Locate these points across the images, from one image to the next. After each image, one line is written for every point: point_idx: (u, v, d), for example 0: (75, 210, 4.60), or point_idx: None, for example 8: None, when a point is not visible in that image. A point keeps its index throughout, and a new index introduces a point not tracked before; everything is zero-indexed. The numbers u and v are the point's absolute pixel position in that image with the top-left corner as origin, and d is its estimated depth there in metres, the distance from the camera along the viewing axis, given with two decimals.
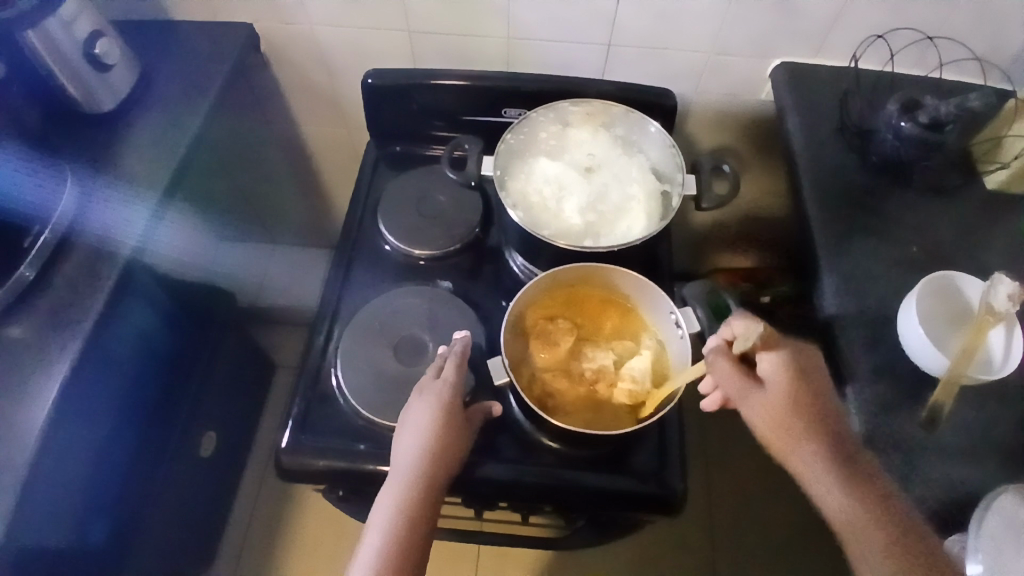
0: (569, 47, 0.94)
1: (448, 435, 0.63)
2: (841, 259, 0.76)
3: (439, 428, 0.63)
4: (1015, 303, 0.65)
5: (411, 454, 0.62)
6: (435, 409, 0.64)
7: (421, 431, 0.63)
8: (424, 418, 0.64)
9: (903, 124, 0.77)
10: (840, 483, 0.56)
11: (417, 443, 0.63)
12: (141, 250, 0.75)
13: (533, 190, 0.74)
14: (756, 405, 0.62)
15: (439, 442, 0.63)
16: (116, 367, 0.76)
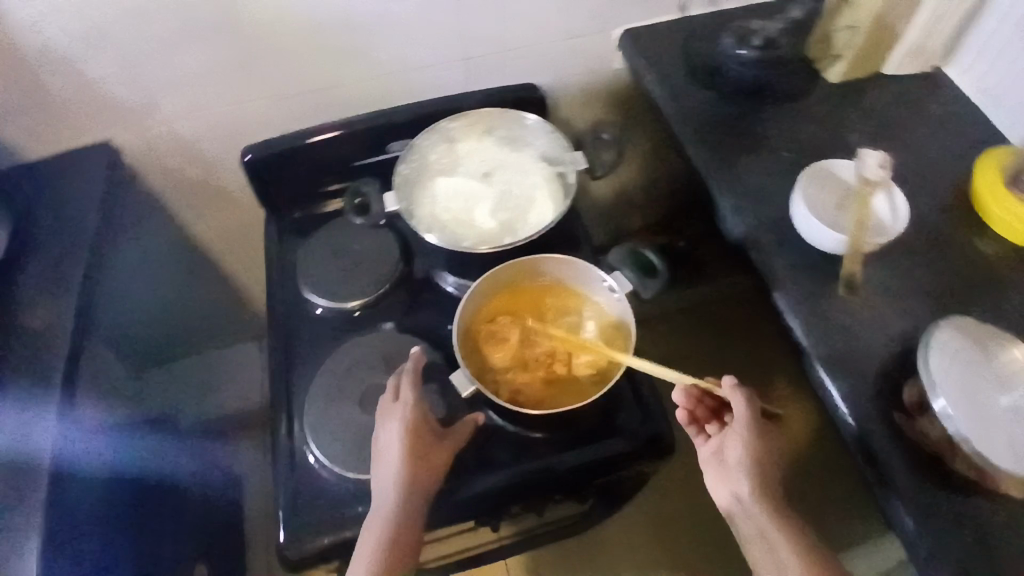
0: (428, 71, 0.98)
1: (422, 454, 0.65)
2: (730, 181, 0.83)
3: (413, 450, 0.64)
4: (884, 168, 0.73)
5: (390, 483, 0.64)
6: (404, 433, 0.65)
7: (394, 457, 0.64)
8: (395, 445, 0.65)
9: (741, 51, 0.86)
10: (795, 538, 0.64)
11: (393, 468, 0.64)
12: (68, 398, 0.73)
13: (442, 210, 0.76)
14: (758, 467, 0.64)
15: (416, 462, 0.64)
16: (83, 523, 0.73)
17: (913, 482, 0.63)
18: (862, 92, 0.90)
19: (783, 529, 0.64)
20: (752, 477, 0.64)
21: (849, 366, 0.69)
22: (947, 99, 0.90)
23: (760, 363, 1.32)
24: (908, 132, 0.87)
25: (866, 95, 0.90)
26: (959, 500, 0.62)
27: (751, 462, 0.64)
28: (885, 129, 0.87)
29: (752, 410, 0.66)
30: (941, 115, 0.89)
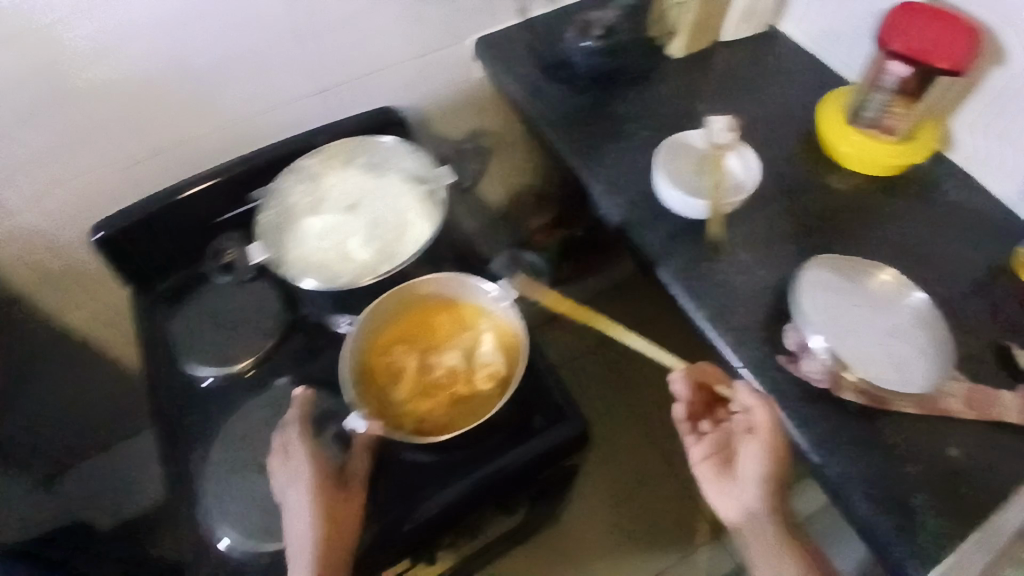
0: (283, 111, 0.95)
1: (329, 503, 0.62)
2: (598, 167, 0.86)
3: (318, 501, 0.61)
4: (731, 130, 0.77)
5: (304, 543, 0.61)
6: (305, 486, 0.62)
7: (302, 514, 0.62)
8: (300, 503, 0.62)
9: (586, 43, 0.87)
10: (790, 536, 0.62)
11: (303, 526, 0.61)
12: None
13: (312, 250, 0.73)
14: (774, 447, 0.62)
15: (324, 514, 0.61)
16: None
17: (809, 416, 0.66)
18: (705, 60, 0.95)
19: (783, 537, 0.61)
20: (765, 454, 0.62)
21: (733, 322, 0.72)
22: (780, 52, 0.96)
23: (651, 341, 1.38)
24: (752, 90, 0.92)
25: (708, 62, 0.94)
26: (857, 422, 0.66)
27: (769, 437, 0.62)
28: (731, 93, 0.91)
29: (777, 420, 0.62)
30: (779, 69, 0.94)
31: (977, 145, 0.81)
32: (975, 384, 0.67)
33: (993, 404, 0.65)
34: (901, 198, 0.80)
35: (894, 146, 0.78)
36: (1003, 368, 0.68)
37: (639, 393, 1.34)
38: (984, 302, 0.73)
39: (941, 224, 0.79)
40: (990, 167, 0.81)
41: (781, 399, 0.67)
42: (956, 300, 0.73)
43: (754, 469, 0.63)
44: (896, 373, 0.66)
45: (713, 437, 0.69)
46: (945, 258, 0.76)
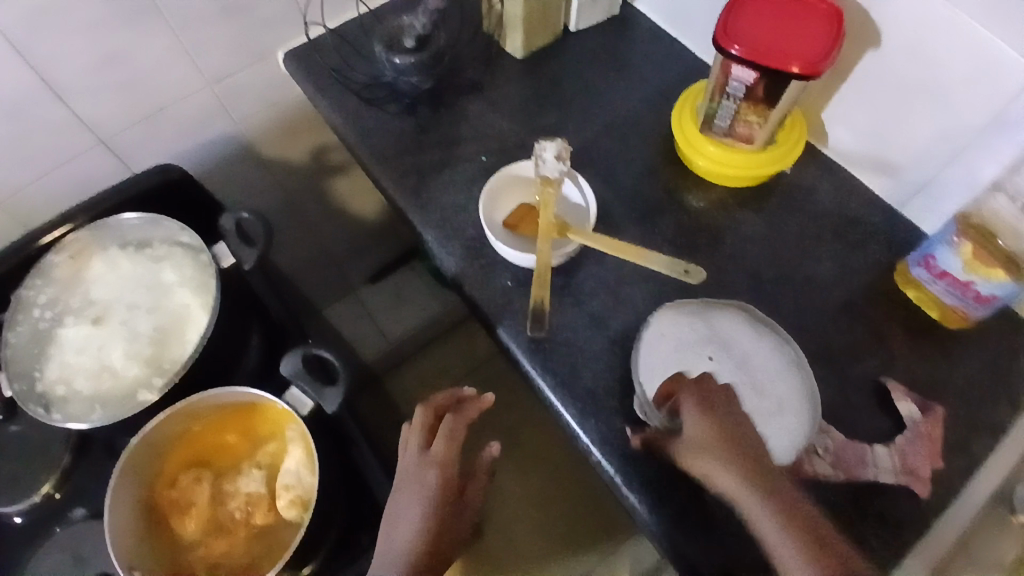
0: (61, 173, 0.80)
1: (447, 493, 0.56)
2: (428, 208, 0.73)
3: (443, 484, 0.56)
4: (563, 161, 0.65)
5: (410, 522, 0.54)
6: (441, 464, 0.56)
7: (423, 493, 0.55)
8: (414, 507, 0.55)
9: (396, 60, 0.73)
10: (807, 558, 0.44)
11: (419, 507, 0.55)
12: None
13: (63, 376, 0.60)
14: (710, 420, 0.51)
15: (441, 500, 0.55)
16: None
17: (667, 495, 0.58)
18: (549, 58, 0.81)
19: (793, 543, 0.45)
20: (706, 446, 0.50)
21: (582, 390, 0.62)
22: (635, 38, 0.83)
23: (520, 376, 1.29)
24: (605, 90, 0.79)
25: (554, 59, 0.81)
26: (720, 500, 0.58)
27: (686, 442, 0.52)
28: (580, 95, 0.79)
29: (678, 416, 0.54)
30: (636, 59, 0.81)
31: (852, 139, 0.69)
32: (848, 437, 0.59)
33: (865, 463, 0.58)
34: (771, 212, 0.70)
35: (755, 154, 0.68)
36: (882, 416, 0.60)
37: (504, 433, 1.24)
38: (864, 330, 0.64)
39: (817, 238, 0.69)
40: (871, 163, 0.69)
41: (633, 483, 0.58)
42: (835, 333, 0.64)
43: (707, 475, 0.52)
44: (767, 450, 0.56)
45: None
46: (822, 281, 0.67)
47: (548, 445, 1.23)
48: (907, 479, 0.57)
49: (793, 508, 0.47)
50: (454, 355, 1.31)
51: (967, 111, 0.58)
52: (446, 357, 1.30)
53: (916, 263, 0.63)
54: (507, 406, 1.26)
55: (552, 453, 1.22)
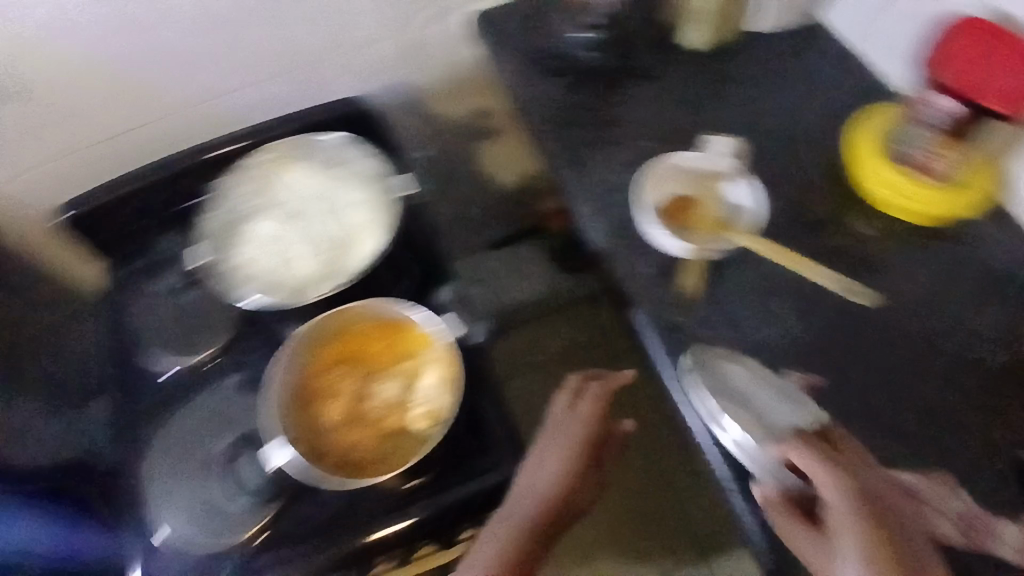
0: (259, 88, 0.89)
1: (587, 450, 0.67)
2: (585, 179, 0.75)
3: (585, 439, 0.68)
4: (736, 154, 0.71)
5: (552, 473, 0.65)
6: (586, 421, 0.69)
7: (566, 445, 0.67)
8: (555, 461, 0.65)
9: (585, 33, 0.77)
10: None
11: (561, 460, 0.66)
12: None
13: (255, 258, 0.69)
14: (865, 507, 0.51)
15: (583, 453, 0.67)
16: None
17: None
18: (735, 53, 0.80)
19: None
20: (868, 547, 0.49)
21: None
22: (827, 51, 0.80)
23: None
24: (783, 99, 0.78)
25: (737, 57, 0.79)
26: None
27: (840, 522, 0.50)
28: (760, 97, 0.77)
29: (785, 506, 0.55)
30: (822, 74, 0.79)
31: None
32: (978, 505, 0.57)
33: (993, 534, 0.55)
34: (939, 257, 0.68)
35: (940, 190, 0.67)
36: (1014, 488, 0.58)
37: None
38: (1017, 404, 0.62)
39: (985, 297, 0.66)
40: None
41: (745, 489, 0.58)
42: (979, 394, 0.62)
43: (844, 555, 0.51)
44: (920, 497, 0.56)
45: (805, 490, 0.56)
46: (976, 339, 0.65)
47: None
48: None
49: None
50: None
51: None
52: None
53: None
54: None
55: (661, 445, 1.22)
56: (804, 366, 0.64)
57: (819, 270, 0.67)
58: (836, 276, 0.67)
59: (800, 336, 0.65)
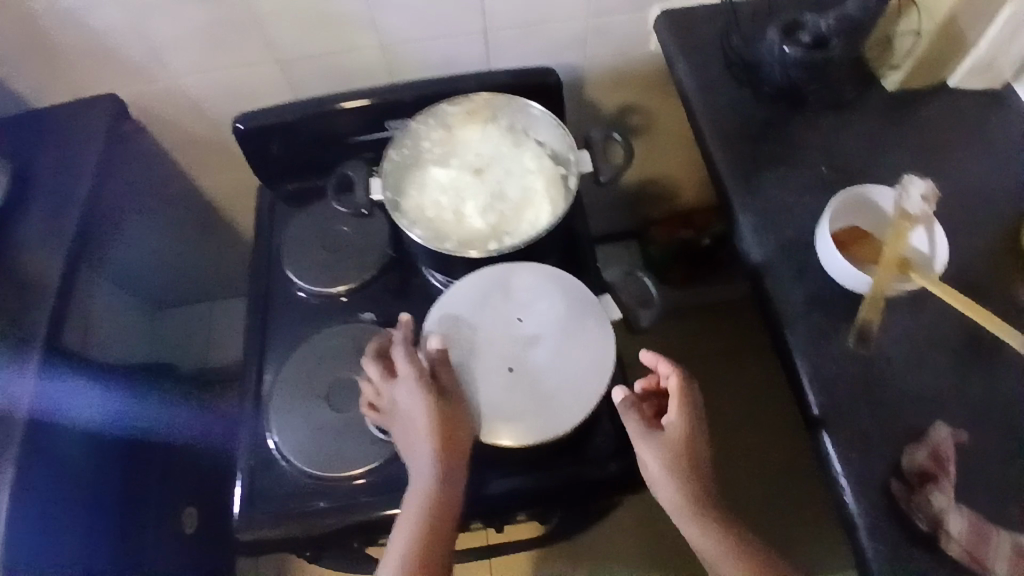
0: (440, 43, 0.90)
1: (451, 426, 0.63)
2: (755, 195, 0.75)
3: (442, 416, 0.63)
4: (928, 201, 0.66)
5: (424, 460, 0.62)
6: (427, 397, 0.63)
7: (422, 426, 0.62)
8: (422, 441, 0.62)
9: (786, 49, 0.74)
10: (735, 555, 0.60)
11: (428, 455, 0.62)
12: (49, 379, 0.71)
13: (429, 205, 0.71)
14: (675, 439, 0.62)
15: (447, 437, 0.62)
16: (69, 478, 0.75)
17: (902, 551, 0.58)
18: (919, 105, 0.80)
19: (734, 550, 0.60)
20: (670, 474, 0.61)
21: (853, 423, 0.63)
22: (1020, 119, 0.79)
23: (751, 384, 1.30)
24: (965, 156, 0.76)
25: (919, 112, 0.80)
26: None
27: (650, 448, 0.62)
28: (940, 152, 0.77)
29: (642, 426, 0.63)
30: (1010, 140, 0.77)
31: None
32: None
33: None
34: None
35: None
36: None
37: (721, 431, 1.26)
38: None
39: None
40: None
41: (871, 529, 0.59)
42: None
43: (657, 484, 0.62)
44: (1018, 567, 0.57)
45: (641, 419, 0.64)
46: None
47: (766, 460, 1.24)
48: None
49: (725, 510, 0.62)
50: (672, 337, 1.34)
51: None
52: (667, 335, 1.34)
53: None
54: (729, 407, 1.28)
55: (768, 470, 1.23)
56: (956, 420, 0.62)
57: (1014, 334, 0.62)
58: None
59: (958, 395, 0.64)
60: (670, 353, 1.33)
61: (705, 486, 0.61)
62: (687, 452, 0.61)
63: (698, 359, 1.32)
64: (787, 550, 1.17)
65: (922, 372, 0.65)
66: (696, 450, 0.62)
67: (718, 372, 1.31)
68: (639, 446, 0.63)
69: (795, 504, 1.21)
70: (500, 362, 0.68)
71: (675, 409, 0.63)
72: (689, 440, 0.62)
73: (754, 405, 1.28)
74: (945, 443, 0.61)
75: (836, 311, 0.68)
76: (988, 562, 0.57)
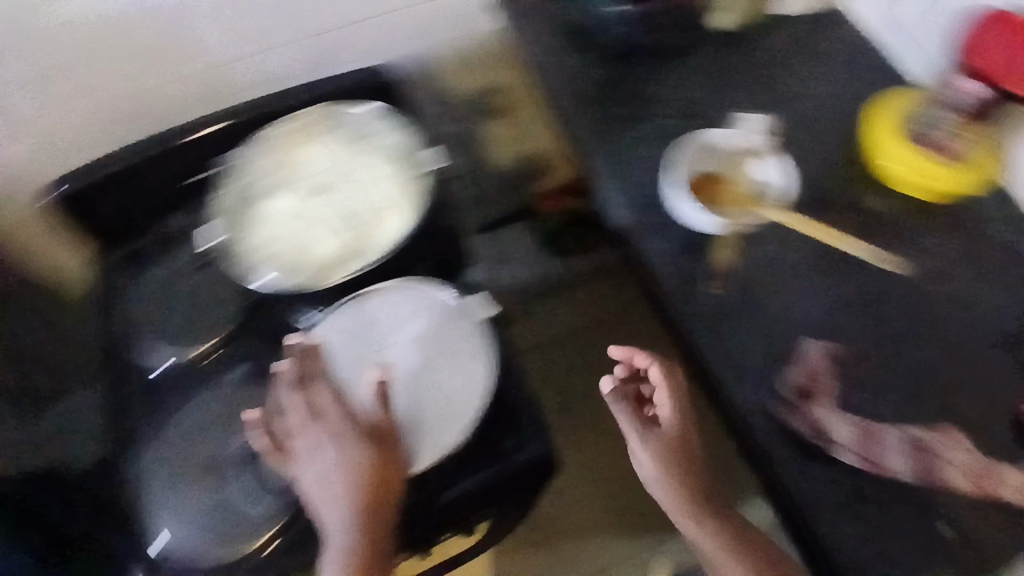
0: (274, 56, 0.88)
1: (363, 466, 0.60)
2: (612, 158, 0.75)
3: (355, 457, 0.60)
4: (763, 130, 0.73)
5: (336, 506, 0.59)
6: (339, 438, 0.60)
7: (335, 470, 0.60)
8: (335, 485, 0.60)
9: (625, 7, 0.77)
10: (713, 533, 0.63)
11: (341, 501, 0.59)
12: None
13: (276, 239, 0.69)
14: (670, 436, 0.65)
15: (362, 478, 0.59)
16: None
17: (800, 467, 0.61)
18: (757, 35, 0.81)
19: (718, 533, 0.63)
20: (664, 468, 0.64)
21: (739, 359, 0.65)
22: (849, 30, 0.81)
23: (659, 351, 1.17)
24: (806, 78, 0.78)
25: (751, 39, 0.81)
26: (859, 482, 0.61)
27: (654, 450, 0.65)
28: (781, 77, 0.78)
29: (635, 420, 0.66)
30: (840, 53, 0.80)
31: None
32: (985, 457, 0.62)
33: (996, 479, 0.61)
34: (950, 229, 0.70)
35: (954, 171, 0.68)
36: (1019, 440, 0.63)
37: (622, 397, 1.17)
38: None
39: (999, 266, 0.69)
40: None
41: (770, 452, 0.62)
42: (988, 359, 0.65)
43: (650, 478, 0.66)
44: (897, 455, 0.61)
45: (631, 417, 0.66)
46: (987, 308, 0.67)
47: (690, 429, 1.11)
48: None
49: (710, 498, 0.65)
50: (564, 307, 1.22)
51: None
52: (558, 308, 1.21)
53: None
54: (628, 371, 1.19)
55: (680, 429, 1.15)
56: (826, 333, 0.66)
57: (854, 244, 0.69)
58: (869, 246, 0.69)
59: (830, 309, 0.67)
60: (562, 326, 1.22)
61: (697, 480, 0.65)
62: (681, 445, 0.65)
63: (587, 325, 1.22)
64: (705, 492, 1.11)
65: (796, 295, 0.67)
66: (689, 443, 0.65)
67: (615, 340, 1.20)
68: (632, 440, 0.67)
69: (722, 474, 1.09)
70: (410, 396, 0.66)
71: (666, 400, 0.65)
72: (684, 431, 0.65)
73: None
74: (818, 358, 0.65)
75: (706, 256, 0.69)
76: (881, 459, 0.61)
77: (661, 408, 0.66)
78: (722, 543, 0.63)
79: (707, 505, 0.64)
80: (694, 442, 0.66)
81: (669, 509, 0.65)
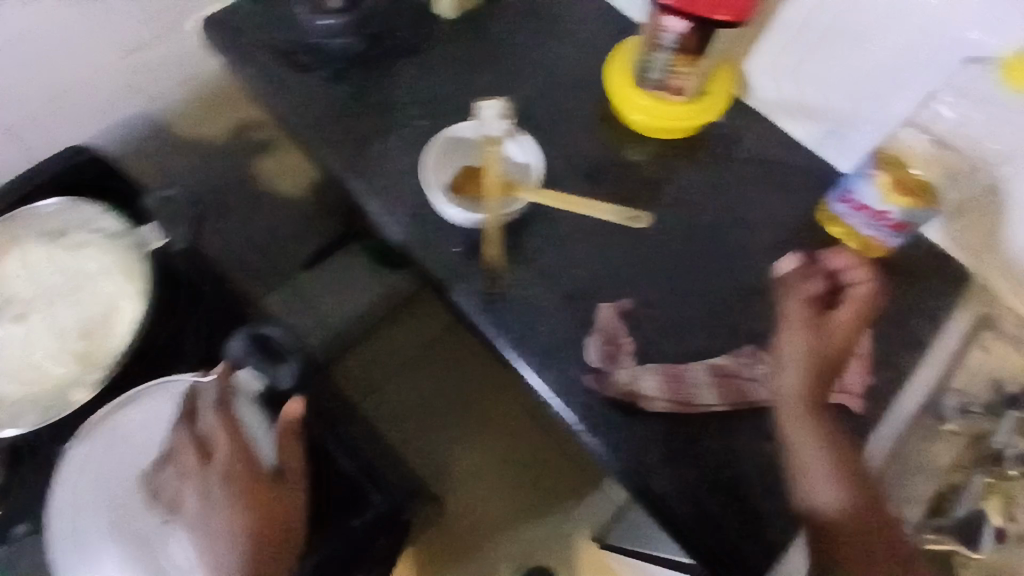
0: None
1: (264, 508, 0.57)
2: (367, 176, 0.70)
3: (256, 497, 0.57)
4: (503, 118, 0.70)
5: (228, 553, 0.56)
6: (237, 478, 0.57)
7: (230, 515, 0.56)
8: (230, 528, 0.56)
9: (327, 21, 0.72)
10: (835, 484, 0.51)
11: (234, 543, 0.56)
12: None
13: (2, 375, 0.65)
14: (834, 346, 0.57)
15: (262, 520, 0.56)
16: None
17: (624, 430, 0.61)
18: (481, 15, 0.79)
19: (839, 481, 0.51)
20: (811, 365, 0.55)
21: (539, 345, 0.64)
22: None
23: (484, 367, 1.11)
24: (540, 47, 0.77)
25: (482, 18, 0.79)
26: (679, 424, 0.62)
27: (806, 354, 0.56)
28: (514, 51, 0.77)
29: (807, 305, 0.59)
30: (564, 14, 0.80)
31: (779, 107, 0.74)
32: None
33: None
34: (700, 161, 0.73)
35: (686, 112, 0.70)
36: None
37: (449, 422, 1.08)
38: None
39: (748, 181, 0.73)
40: (791, 126, 0.74)
41: (594, 427, 0.61)
42: (763, 270, 0.69)
43: (784, 385, 0.56)
44: (705, 389, 0.63)
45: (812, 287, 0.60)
46: (751, 223, 0.71)
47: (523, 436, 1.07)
48: (843, 398, 0.63)
49: (839, 447, 0.53)
50: (375, 347, 1.10)
51: (880, 98, 0.66)
52: (368, 350, 1.10)
53: (836, 199, 0.67)
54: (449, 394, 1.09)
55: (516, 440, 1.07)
56: (617, 292, 0.67)
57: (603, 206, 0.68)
58: (614, 206, 0.69)
59: (612, 267, 0.68)
60: (371, 369, 1.09)
61: (822, 386, 0.56)
62: (835, 356, 0.57)
63: (425, 342, 1.12)
64: (552, 498, 1.04)
65: (580, 263, 0.68)
66: (842, 348, 0.58)
67: (437, 368, 1.10)
68: (786, 328, 0.58)
69: (562, 476, 1.06)
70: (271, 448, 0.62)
71: (851, 305, 0.58)
72: (851, 337, 0.58)
73: (488, 390, 1.10)
74: (609, 318, 0.65)
75: (485, 249, 0.66)
76: (693, 399, 0.62)
77: (850, 296, 0.59)
78: (843, 481, 0.51)
79: (836, 444, 0.53)
80: (846, 349, 0.58)
81: (812, 445, 0.53)
